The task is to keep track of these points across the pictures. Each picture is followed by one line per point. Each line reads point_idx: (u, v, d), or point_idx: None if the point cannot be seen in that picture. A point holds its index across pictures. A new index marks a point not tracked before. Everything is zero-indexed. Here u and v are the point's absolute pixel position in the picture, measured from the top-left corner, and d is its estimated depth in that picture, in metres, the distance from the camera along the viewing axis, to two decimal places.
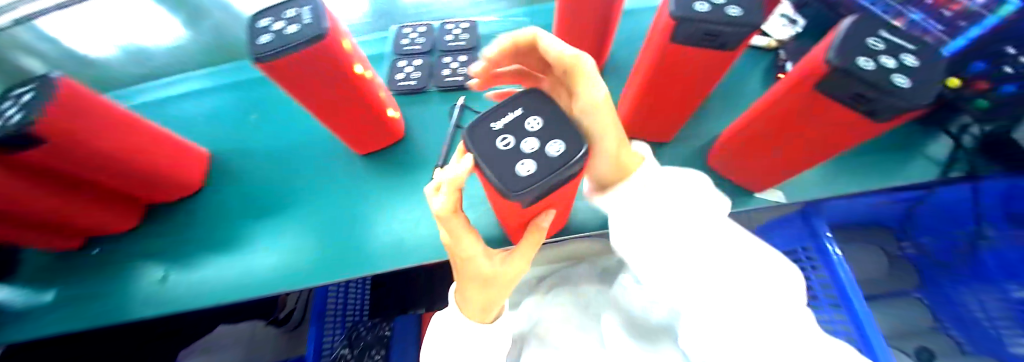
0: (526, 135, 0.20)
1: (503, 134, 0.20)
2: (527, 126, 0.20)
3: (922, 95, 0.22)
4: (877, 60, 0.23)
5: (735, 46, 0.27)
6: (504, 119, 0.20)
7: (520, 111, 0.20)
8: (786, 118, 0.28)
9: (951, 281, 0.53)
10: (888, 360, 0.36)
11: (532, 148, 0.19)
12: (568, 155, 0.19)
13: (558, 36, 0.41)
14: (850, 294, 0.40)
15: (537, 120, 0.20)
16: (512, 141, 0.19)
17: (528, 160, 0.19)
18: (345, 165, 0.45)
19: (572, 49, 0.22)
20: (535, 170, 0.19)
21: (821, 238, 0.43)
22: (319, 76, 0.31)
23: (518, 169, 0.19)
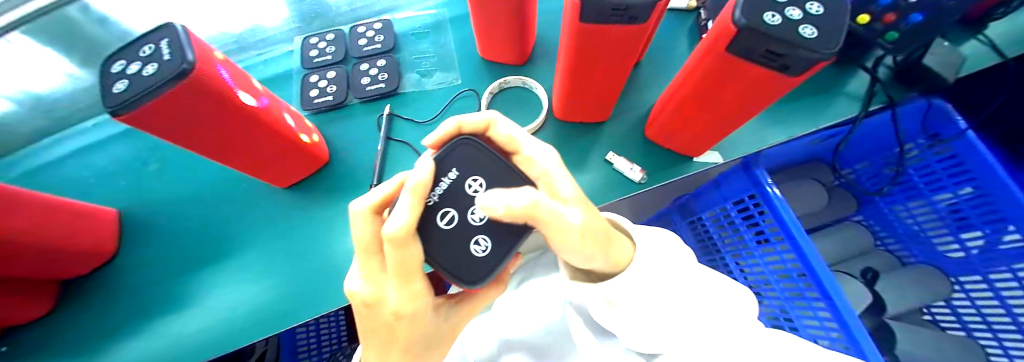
0: (469, 202, 0.21)
1: (445, 209, 0.20)
2: (465, 191, 0.21)
3: (828, 46, 0.21)
4: (783, 13, 0.22)
5: (647, 17, 0.25)
6: (440, 189, 0.20)
7: (457, 174, 0.21)
8: (707, 83, 0.28)
9: (885, 202, 0.55)
10: (836, 288, 0.38)
11: (481, 221, 0.20)
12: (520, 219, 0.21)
13: (477, 24, 0.39)
14: (794, 232, 0.40)
15: (479, 182, 0.21)
16: (456, 217, 0.20)
17: (482, 238, 0.20)
18: (273, 199, 0.41)
19: (525, 197, 0.18)
20: (490, 248, 0.20)
21: (762, 185, 0.42)
22: (209, 115, 0.27)
23: (473, 248, 0.20)
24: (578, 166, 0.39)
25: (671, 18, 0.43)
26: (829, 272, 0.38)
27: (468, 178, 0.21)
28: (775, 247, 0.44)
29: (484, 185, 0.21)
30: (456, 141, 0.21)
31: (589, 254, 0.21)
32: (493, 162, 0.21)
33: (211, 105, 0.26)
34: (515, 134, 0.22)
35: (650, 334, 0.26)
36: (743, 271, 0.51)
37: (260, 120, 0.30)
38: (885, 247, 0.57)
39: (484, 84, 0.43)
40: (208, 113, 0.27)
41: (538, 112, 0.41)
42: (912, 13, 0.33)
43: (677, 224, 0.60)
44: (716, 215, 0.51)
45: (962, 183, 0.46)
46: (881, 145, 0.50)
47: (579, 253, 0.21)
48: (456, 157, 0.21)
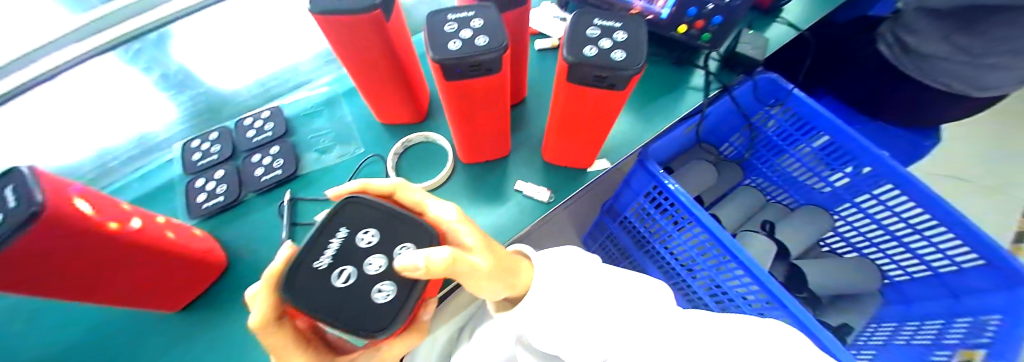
0: (365, 253, 0.21)
1: (339, 267, 0.21)
2: (357, 245, 0.22)
3: (633, 62, 0.25)
4: (597, 45, 0.27)
5: (500, 67, 0.29)
6: (329, 250, 0.21)
7: (346, 230, 0.22)
8: (570, 108, 0.32)
9: (760, 162, 0.66)
10: (739, 248, 0.44)
11: (378, 267, 0.21)
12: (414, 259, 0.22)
13: (366, 95, 0.41)
14: (694, 210, 0.47)
15: (371, 233, 0.22)
16: (351, 273, 0.21)
17: (384, 285, 0.21)
18: (177, 319, 0.38)
19: (440, 251, 0.20)
20: (393, 293, 0.21)
21: (657, 176, 0.49)
22: (70, 256, 0.24)
23: (375, 297, 0.20)
24: (492, 201, 0.41)
25: (542, 56, 0.50)
26: (730, 237, 0.44)
27: (369, 223, 0.22)
28: (686, 226, 0.50)
29: (376, 235, 0.22)
30: (345, 200, 0.23)
31: (499, 283, 0.25)
32: (385, 213, 0.23)
33: (72, 245, 0.24)
34: (422, 198, 0.26)
35: (576, 347, 0.29)
36: (672, 253, 0.56)
37: (139, 243, 0.28)
38: (775, 200, 0.67)
39: (389, 146, 0.44)
40: (71, 255, 0.24)
41: (445, 160, 0.44)
42: (714, 14, 0.43)
43: (610, 227, 0.65)
44: (637, 212, 0.57)
45: (812, 133, 0.55)
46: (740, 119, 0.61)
47: (487, 287, 0.25)
48: (344, 215, 0.22)
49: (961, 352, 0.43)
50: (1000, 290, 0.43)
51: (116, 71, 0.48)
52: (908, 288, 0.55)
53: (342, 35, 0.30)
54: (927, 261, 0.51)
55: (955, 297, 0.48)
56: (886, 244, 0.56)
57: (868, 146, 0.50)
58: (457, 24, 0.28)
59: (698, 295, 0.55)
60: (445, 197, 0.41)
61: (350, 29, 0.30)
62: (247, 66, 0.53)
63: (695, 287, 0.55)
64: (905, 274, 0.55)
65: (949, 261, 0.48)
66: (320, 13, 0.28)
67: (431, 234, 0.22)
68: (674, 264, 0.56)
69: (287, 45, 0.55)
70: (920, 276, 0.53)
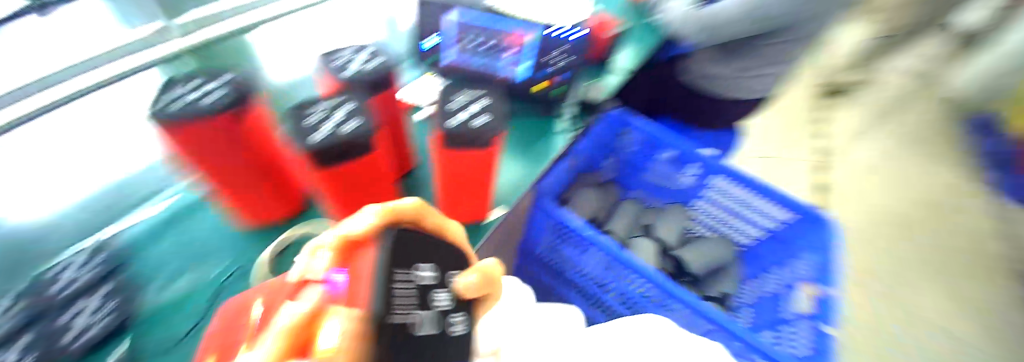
0: (431, 289, 0.17)
1: (416, 312, 0.15)
2: (422, 281, 0.17)
3: (496, 124, 0.31)
4: (464, 113, 0.32)
5: (374, 145, 0.31)
6: (402, 295, 0.14)
7: (407, 269, 0.15)
8: (453, 169, 0.36)
9: (630, 177, 0.79)
10: (630, 256, 0.51)
11: (446, 301, 0.18)
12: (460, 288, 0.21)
13: (229, 196, 0.37)
14: (588, 233, 0.54)
15: (429, 267, 0.18)
16: (428, 316, 0.16)
17: (456, 318, 0.18)
18: None
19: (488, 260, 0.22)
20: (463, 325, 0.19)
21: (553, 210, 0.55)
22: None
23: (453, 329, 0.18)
24: None
25: (422, 124, 0.54)
26: (622, 250, 0.52)
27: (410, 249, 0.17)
28: (588, 248, 0.56)
29: (434, 268, 0.18)
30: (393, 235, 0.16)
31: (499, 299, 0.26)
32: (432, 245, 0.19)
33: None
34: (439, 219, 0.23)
35: None
36: (584, 275, 0.61)
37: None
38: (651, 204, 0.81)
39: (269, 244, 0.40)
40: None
41: None
42: (562, 71, 0.55)
43: (529, 265, 0.68)
44: (547, 245, 0.62)
45: (657, 149, 0.71)
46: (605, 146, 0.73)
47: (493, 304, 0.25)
48: (397, 245, 0.16)
49: (803, 287, 0.56)
50: (805, 231, 0.60)
51: None
52: (755, 250, 0.72)
53: (195, 141, 0.28)
54: (758, 222, 0.69)
55: (784, 243, 0.65)
56: (730, 219, 0.73)
57: (693, 151, 0.67)
58: (325, 112, 0.29)
59: (614, 309, 0.60)
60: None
61: (198, 134, 0.28)
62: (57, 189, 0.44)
63: (609, 300, 0.60)
64: (749, 237, 0.72)
65: (769, 218, 0.66)
66: (167, 119, 0.26)
67: (463, 259, 0.22)
68: (588, 285, 0.61)
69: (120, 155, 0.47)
70: (758, 236, 0.70)
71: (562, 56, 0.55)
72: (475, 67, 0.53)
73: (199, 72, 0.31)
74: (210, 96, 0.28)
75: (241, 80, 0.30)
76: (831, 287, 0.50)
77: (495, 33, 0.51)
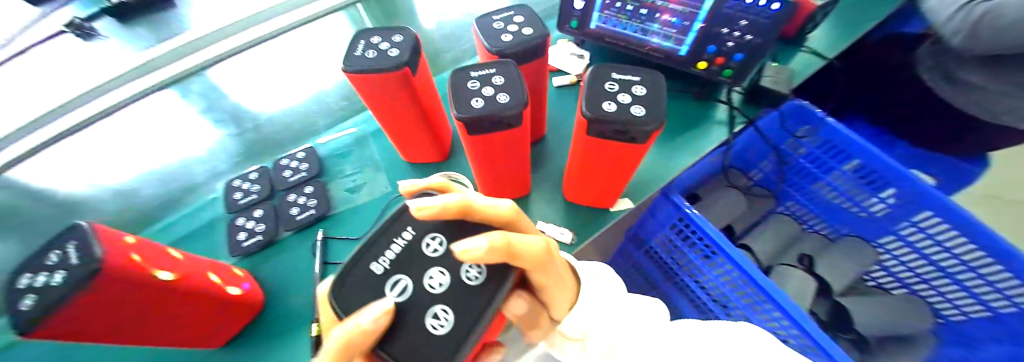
0: (429, 268, 0.19)
1: (437, 307, 0.17)
2: (425, 290, 0.18)
3: (653, 118, 0.27)
4: (616, 99, 0.29)
5: (520, 122, 0.30)
6: (404, 287, 0.18)
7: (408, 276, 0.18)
8: (590, 157, 0.34)
9: (793, 190, 0.64)
10: (770, 283, 0.42)
11: (439, 283, 0.18)
12: (484, 281, 0.18)
13: (394, 139, 0.43)
14: (722, 243, 0.46)
15: (476, 269, 0.18)
16: (446, 320, 0.17)
17: (467, 277, 0.18)
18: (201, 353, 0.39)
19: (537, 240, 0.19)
20: (482, 276, 0.18)
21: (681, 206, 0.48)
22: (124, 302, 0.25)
23: (465, 278, 0.18)
24: None
25: (560, 93, 0.51)
26: (764, 277, 0.43)
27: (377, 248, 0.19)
28: (717, 262, 0.48)
29: (444, 281, 0.18)
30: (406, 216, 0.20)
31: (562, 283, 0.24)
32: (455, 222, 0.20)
33: (126, 292, 0.24)
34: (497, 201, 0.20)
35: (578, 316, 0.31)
36: (702, 287, 0.54)
37: (185, 289, 0.29)
38: (813, 229, 0.65)
39: None
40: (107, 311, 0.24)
41: None
42: (734, 52, 0.43)
43: (635, 255, 0.64)
44: (663, 242, 0.56)
45: (846, 159, 0.55)
46: (754, 153, 0.61)
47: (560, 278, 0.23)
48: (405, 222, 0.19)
49: None
50: None
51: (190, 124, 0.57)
52: (967, 329, 0.52)
53: (375, 89, 0.33)
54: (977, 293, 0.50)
55: None
56: (936, 280, 0.54)
57: (911, 177, 0.49)
58: (479, 80, 0.30)
59: None
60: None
61: (381, 84, 0.32)
62: (285, 103, 0.59)
63: None
64: (961, 313, 0.53)
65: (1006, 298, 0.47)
66: (357, 71, 0.31)
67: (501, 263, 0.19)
68: (705, 299, 0.54)
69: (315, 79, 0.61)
70: (979, 317, 0.51)
71: (738, 34, 0.41)
72: (627, 34, 0.47)
73: (383, 27, 0.35)
74: (392, 52, 0.32)
75: (413, 38, 0.33)
76: None
77: (649, 1, 0.42)
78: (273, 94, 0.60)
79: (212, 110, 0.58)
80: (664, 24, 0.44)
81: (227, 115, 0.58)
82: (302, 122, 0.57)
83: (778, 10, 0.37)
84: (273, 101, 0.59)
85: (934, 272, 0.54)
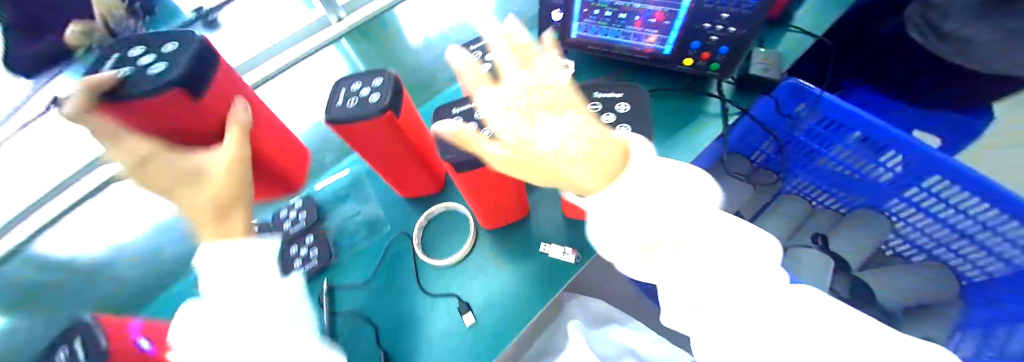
0: (155, 63, 0.29)
1: (153, 66, 0.28)
2: (147, 73, 0.28)
3: (640, 134, 0.27)
4: (601, 119, 0.29)
5: None
6: (144, 72, 0.28)
7: (130, 70, 0.28)
8: None
9: (797, 168, 0.63)
10: None
11: (152, 56, 0.29)
12: (183, 44, 0.31)
13: (386, 177, 0.43)
14: None
15: (172, 44, 0.30)
16: (155, 66, 0.28)
17: (168, 47, 0.30)
18: None
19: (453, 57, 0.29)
20: (175, 44, 0.30)
21: None
22: None
23: (170, 44, 0.30)
24: (519, 262, 0.42)
25: None
26: None
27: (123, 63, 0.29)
28: None
29: (159, 66, 0.28)
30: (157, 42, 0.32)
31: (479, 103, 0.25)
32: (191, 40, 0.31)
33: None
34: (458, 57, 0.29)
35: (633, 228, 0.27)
36: None
37: None
38: (823, 205, 0.65)
39: (414, 219, 0.46)
40: None
41: (467, 231, 0.44)
42: (719, 45, 0.42)
43: None
44: None
45: (846, 133, 0.53)
46: (750, 139, 0.60)
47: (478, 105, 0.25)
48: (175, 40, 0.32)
49: None
50: None
51: None
52: (993, 288, 0.51)
53: (360, 136, 0.33)
54: (996, 252, 0.49)
55: None
56: (953, 243, 0.53)
57: (918, 145, 0.47)
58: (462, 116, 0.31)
59: None
60: (486, 264, 0.42)
61: (366, 131, 0.32)
62: None
63: None
64: (982, 274, 0.52)
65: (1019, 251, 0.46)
66: (338, 122, 0.31)
67: (195, 40, 0.31)
68: None
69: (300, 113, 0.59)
70: (1001, 277, 0.50)
71: (721, 28, 0.40)
72: (610, 39, 0.47)
73: (360, 72, 0.35)
74: (372, 97, 0.31)
75: (392, 79, 0.33)
76: None
77: (627, 4, 0.42)
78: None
79: None
80: (646, 27, 0.44)
81: None
82: None
83: (756, 1, 0.36)
84: None
85: (951, 235, 0.52)
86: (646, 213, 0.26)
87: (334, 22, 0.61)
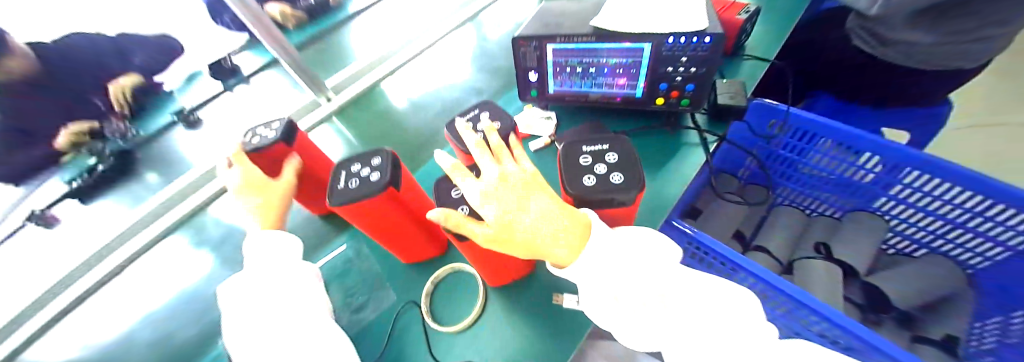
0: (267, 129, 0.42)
1: (258, 134, 0.41)
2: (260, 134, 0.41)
3: (632, 183, 0.28)
4: (594, 172, 0.30)
5: None
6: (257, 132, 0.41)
7: (251, 132, 0.42)
8: None
9: (784, 180, 0.65)
10: (803, 292, 0.38)
11: (263, 130, 0.41)
12: (277, 124, 0.42)
13: (390, 247, 0.43)
14: (739, 261, 0.40)
15: (275, 123, 0.42)
16: (258, 135, 0.41)
17: (272, 124, 0.42)
18: None
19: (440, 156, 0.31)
20: (278, 124, 0.41)
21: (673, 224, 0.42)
22: None
23: (272, 125, 0.42)
24: (534, 316, 0.42)
25: (539, 155, 0.53)
26: (791, 284, 0.39)
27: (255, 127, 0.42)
28: (738, 277, 0.44)
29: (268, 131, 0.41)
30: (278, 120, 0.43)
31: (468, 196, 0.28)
32: (290, 125, 0.41)
33: None
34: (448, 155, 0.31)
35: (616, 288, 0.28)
36: None
37: None
38: (817, 213, 0.67)
39: (420, 287, 0.46)
40: None
41: (475, 292, 0.44)
42: (685, 84, 0.46)
43: None
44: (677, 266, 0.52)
45: (818, 141, 0.55)
46: (733, 160, 0.63)
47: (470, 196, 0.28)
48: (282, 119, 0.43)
49: None
50: None
51: (170, 270, 0.55)
52: (999, 273, 0.52)
53: (364, 214, 0.34)
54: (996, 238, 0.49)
55: None
56: (950, 233, 0.54)
57: (893, 145, 0.49)
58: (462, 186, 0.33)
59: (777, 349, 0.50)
60: (501, 324, 0.41)
61: (369, 210, 0.33)
62: None
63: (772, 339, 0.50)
64: (983, 259, 0.53)
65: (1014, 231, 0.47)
66: (344, 204, 0.32)
67: (290, 126, 0.41)
68: None
69: None
70: (1003, 260, 0.51)
71: (683, 69, 0.44)
72: (586, 90, 0.50)
73: (359, 153, 0.36)
74: (374, 176, 0.33)
75: (390, 156, 0.35)
76: None
77: (595, 60, 0.46)
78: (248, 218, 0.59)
79: (200, 247, 0.57)
80: (615, 76, 0.47)
81: (215, 250, 0.56)
82: None
83: (710, 42, 0.40)
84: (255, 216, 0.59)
85: (945, 225, 0.53)
86: (620, 274, 0.28)
87: (324, 102, 0.64)
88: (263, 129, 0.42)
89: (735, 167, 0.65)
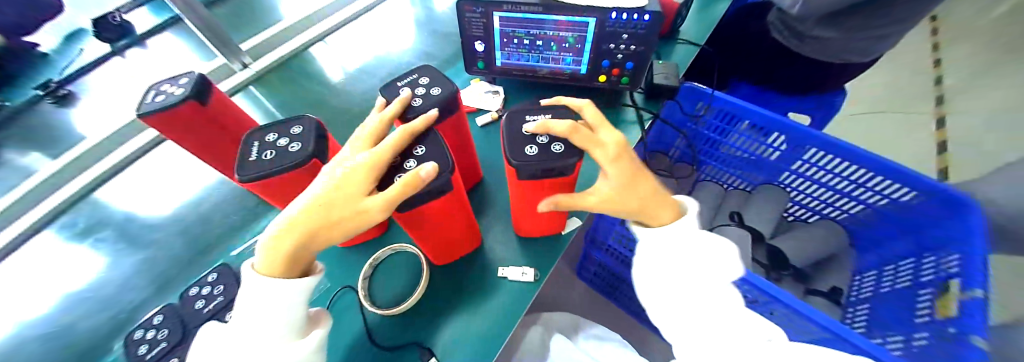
0: (176, 84, 0.36)
1: (159, 92, 0.35)
2: (167, 90, 0.35)
3: (572, 152, 0.29)
4: (536, 142, 0.29)
5: (453, 187, 0.29)
6: (160, 91, 0.35)
7: (152, 90, 0.35)
8: (527, 196, 0.34)
9: (709, 158, 0.72)
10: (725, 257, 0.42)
11: (169, 86, 0.35)
12: (185, 78, 0.36)
13: None
14: None
15: (182, 79, 0.36)
16: (161, 92, 0.35)
17: (179, 80, 0.36)
18: None
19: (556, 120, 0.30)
20: (186, 78, 0.36)
21: None
22: None
23: (178, 80, 0.36)
24: (482, 290, 0.41)
25: (484, 131, 0.52)
26: None
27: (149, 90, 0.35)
28: None
29: (175, 86, 0.35)
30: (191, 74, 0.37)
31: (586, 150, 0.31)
32: (200, 77, 0.36)
33: None
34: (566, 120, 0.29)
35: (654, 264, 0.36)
36: None
37: None
38: (735, 187, 0.74)
39: (358, 270, 0.43)
40: None
41: (419, 271, 0.43)
42: (625, 62, 0.47)
43: (600, 256, 0.63)
44: (619, 238, 0.55)
45: (739, 122, 0.60)
46: (667, 138, 0.67)
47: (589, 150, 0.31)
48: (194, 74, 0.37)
49: (941, 293, 0.47)
50: (949, 217, 0.49)
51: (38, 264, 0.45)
52: (875, 234, 0.62)
53: (280, 187, 0.30)
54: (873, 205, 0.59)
55: (915, 232, 0.55)
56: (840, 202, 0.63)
57: (802, 127, 0.55)
58: (398, 155, 0.29)
59: None
60: (447, 301, 0.41)
61: (287, 183, 0.30)
62: (166, 200, 0.51)
63: None
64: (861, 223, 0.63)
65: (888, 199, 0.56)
66: (253, 176, 0.28)
67: (202, 78, 0.36)
68: None
69: (198, 173, 0.54)
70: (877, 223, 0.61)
71: (624, 47, 0.45)
72: (530, 64, 0.50)
73: (273, 122, 0.32)
74: (292, 146, 0.30)
75: (315, 124, 0.32)
76: (981, 289, 0.40)
77: (541, 33, 0.45)
78: (160, 199, 0.51)
79: (84, 237, 0.48)
80: (560, 51, 0.47)
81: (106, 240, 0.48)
82: (192, 229, 0.49)
83: (649, 21, 0.41)
84: (155, 200, 0.51)
85: (836, 195, 0.63)
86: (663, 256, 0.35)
87: (239, 69, 0.57)
88: (168, 85, 0.35)
89: (670, 145, 0.69)
